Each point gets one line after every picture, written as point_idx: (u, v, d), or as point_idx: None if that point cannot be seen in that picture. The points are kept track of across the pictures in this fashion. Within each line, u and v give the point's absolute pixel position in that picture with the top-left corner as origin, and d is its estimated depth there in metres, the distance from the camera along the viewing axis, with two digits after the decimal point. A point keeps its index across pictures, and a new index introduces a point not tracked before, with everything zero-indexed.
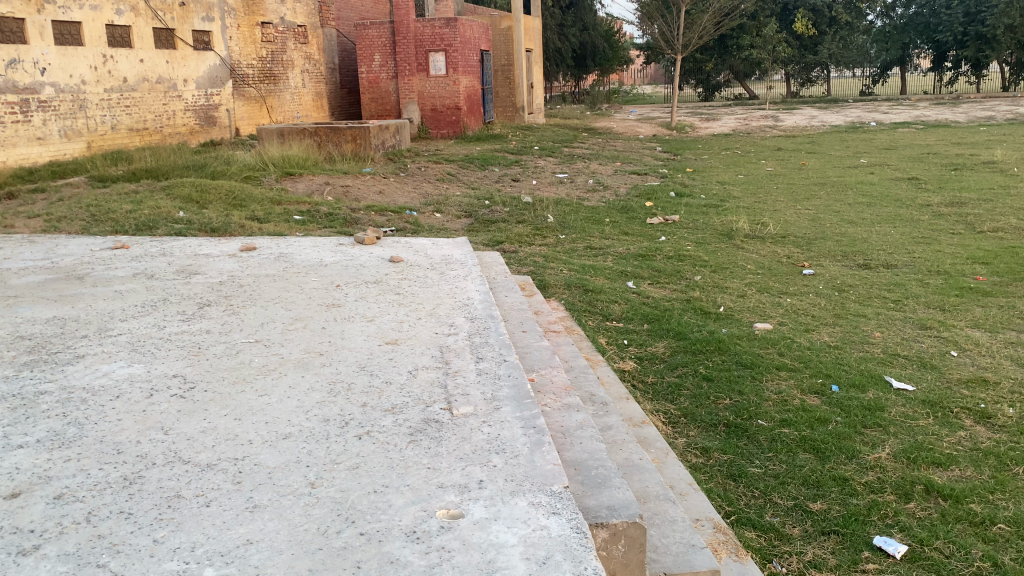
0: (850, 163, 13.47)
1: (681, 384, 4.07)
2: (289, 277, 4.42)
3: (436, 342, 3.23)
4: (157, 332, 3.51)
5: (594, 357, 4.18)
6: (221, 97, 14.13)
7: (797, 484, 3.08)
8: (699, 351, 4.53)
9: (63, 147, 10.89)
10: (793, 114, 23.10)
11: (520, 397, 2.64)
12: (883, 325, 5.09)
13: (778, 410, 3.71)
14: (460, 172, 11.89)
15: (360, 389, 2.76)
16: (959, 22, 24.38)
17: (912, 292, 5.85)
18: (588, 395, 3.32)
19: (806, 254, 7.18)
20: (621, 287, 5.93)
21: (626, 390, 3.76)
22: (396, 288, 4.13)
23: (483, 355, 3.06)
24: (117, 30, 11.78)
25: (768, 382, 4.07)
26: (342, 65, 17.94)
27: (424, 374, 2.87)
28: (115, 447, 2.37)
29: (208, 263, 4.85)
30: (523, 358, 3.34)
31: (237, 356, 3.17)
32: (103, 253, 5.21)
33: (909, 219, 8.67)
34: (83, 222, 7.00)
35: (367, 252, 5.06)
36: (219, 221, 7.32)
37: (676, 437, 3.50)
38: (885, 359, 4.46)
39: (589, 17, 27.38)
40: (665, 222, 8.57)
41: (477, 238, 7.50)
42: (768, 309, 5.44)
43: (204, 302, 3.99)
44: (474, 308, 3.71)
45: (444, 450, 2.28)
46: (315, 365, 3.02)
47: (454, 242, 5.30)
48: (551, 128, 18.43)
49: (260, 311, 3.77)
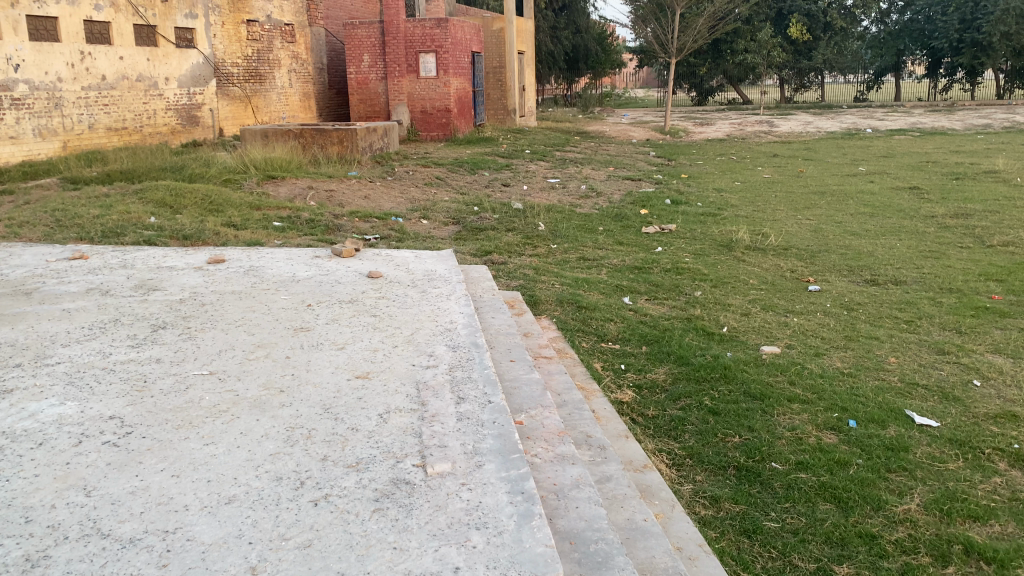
0: (850, 171, 13.17)
1: (685, 419, 3.71)
2: (256, 295, 4.04)
3: (412, 377, 2.86)
4: (100, 361, 3.12)
5: (589, 385, 3.82)
6: (204, 96, 13.71)
7: (819, 543, 2.73)
8: (703, 379, 4.17)
9: (37, 147, 10.46)
10: (788, 119, 22.86)
11: (507, 452, 2.27)
12: (898, 350, 4.75)
13: (792, 451, 3.37)
14: (449, 176, 11.53)
15: (322, 438, 2.39)
16: (955, 28, 24.19)
17: (924, 312, 5.52)
18: (583, 437, 2.96)
19: (810, 268, 6.84)
20: (617, 303, 5.57)
21: (624, 427, 3.40)
22: (372, 309, 3.76)
23: (465, 394, 2.69)
24: (95, 27, 11.35)
25: (779, 417, 3.71)
26: (330, 65, 17.52)
27: (397, 420, 2.50)
28: (23, 514, 1.99)
29: (170, 277, 4.46)
30: (510, 395, 2.96)
31: (185, 394, 2.78)
32: (58, 265, 4.81)
33: (913, 231, 8.37)
34: (47, 228, 6.59)
35: (344, 267, 4.68)
36: (193, 228, 6.92)
37: (682, 484, 3.14)
38: (903, 390, 4.12)
39: (582, 20, 27.04)
40: (662, 232, 8.24)
41: (464, 247, 7.13)
42: (775, 330, 5.10)
43: (159, 324, 3.59)
44: (457, 335, 3.34)
45: (414, 523, 1.92)
46: (273, 405, 2.64)
47: (438, 256, 4.94)
48: (542, 131, 18.08)
49: (219, 337, 3.38)
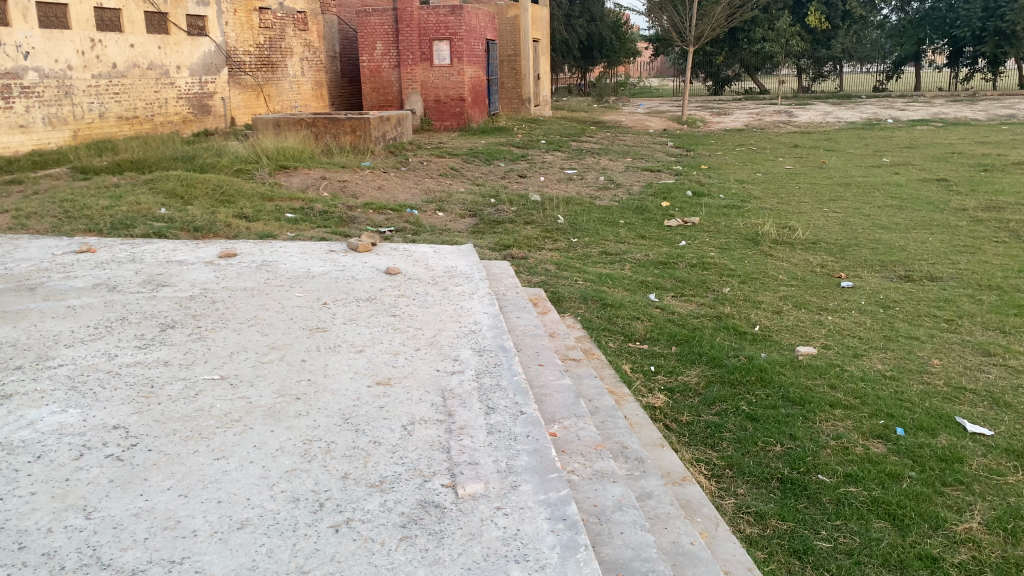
0: (873, 162, 12.88)
1: (722, 425, 3.51)
2: (269, 292, 3.86)
3: (437, 384, 2.67)
4: (105, 363, 2.94)
5: (619, 389, 3.62)
6: (217, 85, 13.55)
7: (876, 565, 2.53)
8: (738, 382, 3.96)
9: (47, 136, 10.32)
10: (806, 110, 22.51)
11: (544, 470, 2.08)
12: (941, 351, 4.52)
13: (839, 462, 3.16)
14: (464, 167, 11.32)
15: (342, 452, 2.20)
16: (977, 17, 23.70)
17: (965, 310, 5.29)
18: (619, 448, 2.76)
19: (840, 263, 6.61)
20: (643, 300, 5.36)
21: (659, 435, 3.20)
22: (391, 308, 3.57)
23: (495, 404, 2.50)
24: (106, 14, 11.18)
25: (822, 424, 3.50)
26: (343, 54, 17.31)
27: (422, 433, 2.30)
28: (16, 540, 1.81)
29: (180, 272, 4.28)
30: (542, 402, 2.76)
31: (195, 401, 2.59)
32: (65, 258, 4.64)
33: (945, 225, 8.10)
34: (55, 219, 6.44)
35: (361, 262, 4.49)
36: (203, 219, 6.75)
37: (723, 497, 2.94)
38: (951, 395, 3.89)
39: (597, 9, 26.72)
40: (685, 225, 8.02)
41: (482, 240, 6.92)
42: (809, 329, 4.88)
43: (167, 323, 3.41)
44: (482, 338, 3.14)
45: (446, 555, 1.73)
46: (288, 415, 2.46)
47: (458, 251, 4.75)
48: (558, 121, 17.82)
49: (231, 337, 3.20)
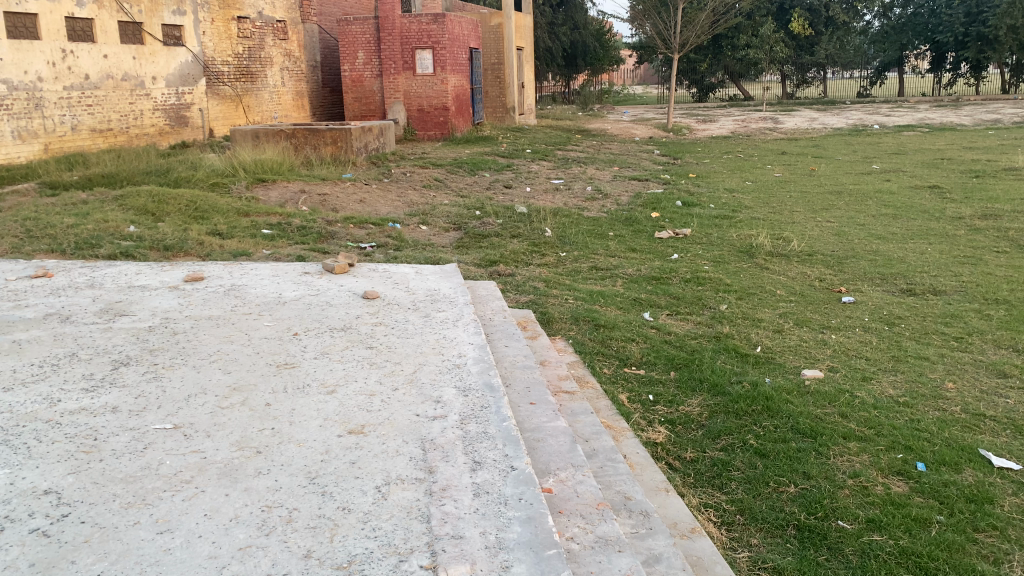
0: (863, 169, 12.69)
1: (729, 463, 3.23)
2: (236, 322, 3.55)
3: (417, 433, 2.37)
4: (45, 411, 2.62)
5: (617, 424, 3.35)
6: (194, 95, 13.20)
7: None
8: (744, 413, 3.68)
9: (17, 150, 9.95)
10: (792, 116, 22.35)
11: (540, 546, 1.81)
12: (954, 373, 4.27)
13: (859, 504, 2.89)
14: (448, 177, 11.03)
15: (306, 523, 1.91)
16: (960, 22, 23.62)
17: (973, 326, 5.05)
18: (621, 499, 2.48)
19: (839, 276, 6.36)
20: (637, 320, 5.09)
21: (663, 477, 2.93)
22: (368, 339, 3.28)
23: (482, 457, 2.21)
24: (78, 24, 10.83)
25: (837, 460, 3.23)
26: (324, 63, 16.99)
27: (399, 496, 2.01)
28: None
29: (141, 299, 3.97)
30: (533, 451, 2.46)
31: (141, 457, 2.28)
32: (19, 284, 4.31)
33: (943, 234, 7.88)
34: (16, 239, 6.10)
35: (337, 285, 4.19)
36: (175, 237, 6.42)
37: (735, 550, 2.66)
38: (970, 423, 3.63)
39: (580, 16, 26.54)
40: (676, 236, 7.77)
41: (467, 256, 6.63)
42: (813, 349, 4.62)
43: (121, 360, 3.10)
44: (467, 374, 2.85)
45: None
46: (247, 473, 2.16)
47: (441, 271, 4.46)
48: (543, 129, 17.56)
49: (189, 376, 2.90)
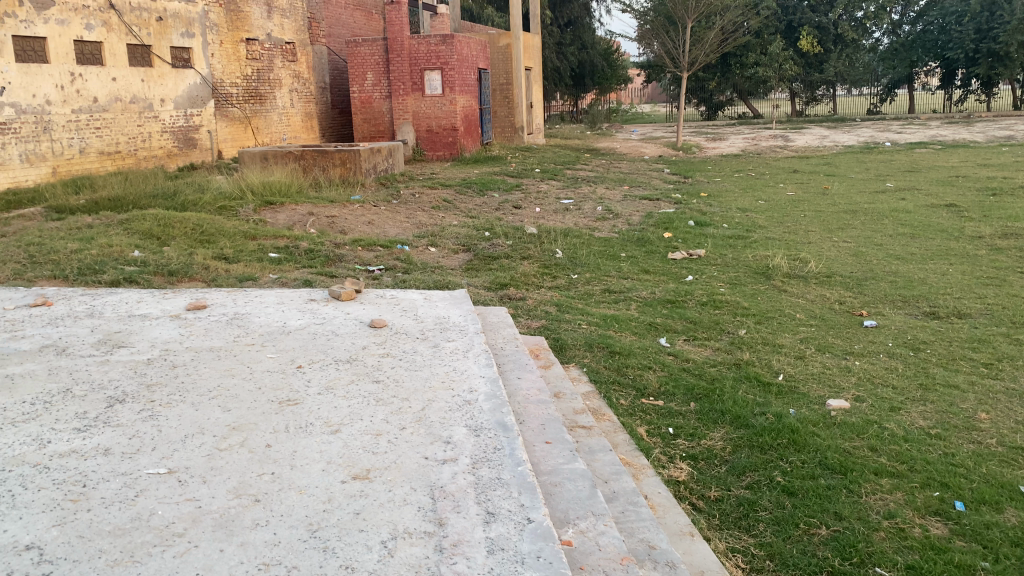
0: (877, 187, 12.52)
1: (756, 502, 3.06)
2: (237, 354, 3.41)
3: (425, 479, 2.22)
4: (33, 454, 2.48)
5: (636, 460, 3.18)
6: (202, 117, 13.16)
7: None
8: (769, 447, 3.50)
9: (24, 174, 9.90)
10: (803, 134, 22.21)
11: None
12: (986, 402, 4.08)
13: (897, 549, 2.72)
14: (457, 198, 10.93)
15: None
16: (971, 38, 23.40)
17: (1003, 352, 4.86)
18: (645, 549, 2.31)
19: (860, 298, 6.18)
20: (654, 346, 4.92)
21: (687, 519, 2.76)
22: (375, 372, 3.13)
23: (496, 508, 2.06)
24: (86, 47, 10.81)
25: (870, 499, 3.05)
26: (333, 84, 16.98)
27: (406, 553, 1.86)
28: None
29: (141, 330, 3.84)
30: (551, 497, 2.30)
31: (132, 507, 2.13)
32: (17, 313, 4.19)
33: (963, 254, 7.70)
34: (19, 265, 5.99)
35: (343, 314, 4.04)
36: (180, 262, 6.30)
37: None
38: (1008, 457, 3.44)
39: (588, 36, 26.55)
40: (690, 257, 7.61)
41: (477, 279, 6.49)
42: (838, 377, 4.45)
43: (116, 397, 2.95)
44: (479, 412, 2.69)
45: None
46: (243, 526, 2.01)
47: (451, 298, 4.32)
48: (552, 149, 17.47)
49: (187, 414, 2.76)
